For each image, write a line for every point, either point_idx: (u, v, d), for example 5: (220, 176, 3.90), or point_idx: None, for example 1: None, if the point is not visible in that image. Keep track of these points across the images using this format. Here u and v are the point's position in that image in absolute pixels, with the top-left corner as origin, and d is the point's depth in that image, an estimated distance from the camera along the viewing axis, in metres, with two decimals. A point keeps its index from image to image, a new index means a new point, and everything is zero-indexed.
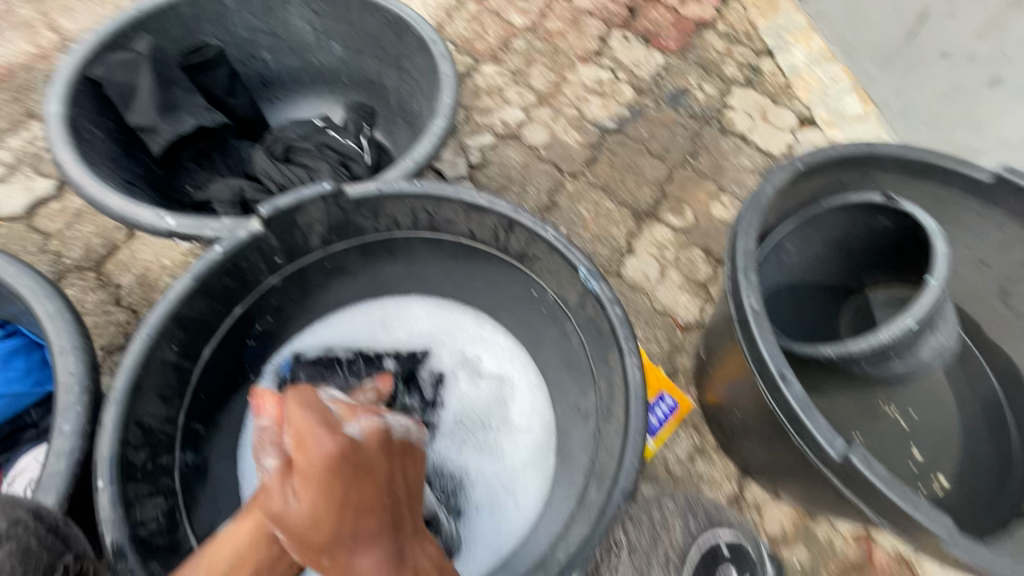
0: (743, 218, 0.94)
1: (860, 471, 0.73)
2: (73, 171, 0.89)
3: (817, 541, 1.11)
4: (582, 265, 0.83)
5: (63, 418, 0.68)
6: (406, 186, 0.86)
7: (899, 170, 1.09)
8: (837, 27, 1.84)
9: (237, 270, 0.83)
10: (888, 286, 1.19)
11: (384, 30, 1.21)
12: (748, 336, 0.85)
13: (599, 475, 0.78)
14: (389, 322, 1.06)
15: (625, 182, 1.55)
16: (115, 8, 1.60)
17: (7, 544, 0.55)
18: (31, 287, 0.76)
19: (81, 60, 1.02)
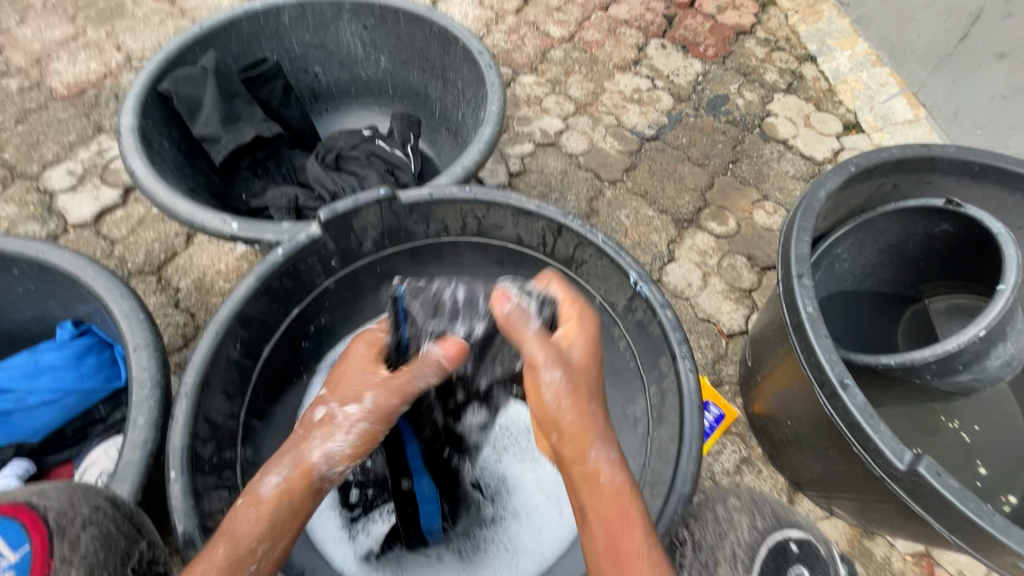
0: (795, 222, 0.92)
1: (929, 483, 0.69)
2: (146, 179, 0.94)
3: (873, 559, 1.07)
4: (631, 269, 0.83)
5: (138, 411, 0.71)
6: (457, 192, 0.89)
7: (958, 174, 1.06)
8: (882, 31, 1.81)
9: (297, 272, 0.86)
10: (948, 294, 1.15)
11: (431, 42, 1.24)
12: (802, 341, 0.83)
13: (651, 481, 0.77)
14: None
15: (665, 189, 1.54)
16: (176, 28, 1.70)
17: (90, 528, 0.58)
18: (108, 287, 0.80)
19: (152, 76, 1.08)
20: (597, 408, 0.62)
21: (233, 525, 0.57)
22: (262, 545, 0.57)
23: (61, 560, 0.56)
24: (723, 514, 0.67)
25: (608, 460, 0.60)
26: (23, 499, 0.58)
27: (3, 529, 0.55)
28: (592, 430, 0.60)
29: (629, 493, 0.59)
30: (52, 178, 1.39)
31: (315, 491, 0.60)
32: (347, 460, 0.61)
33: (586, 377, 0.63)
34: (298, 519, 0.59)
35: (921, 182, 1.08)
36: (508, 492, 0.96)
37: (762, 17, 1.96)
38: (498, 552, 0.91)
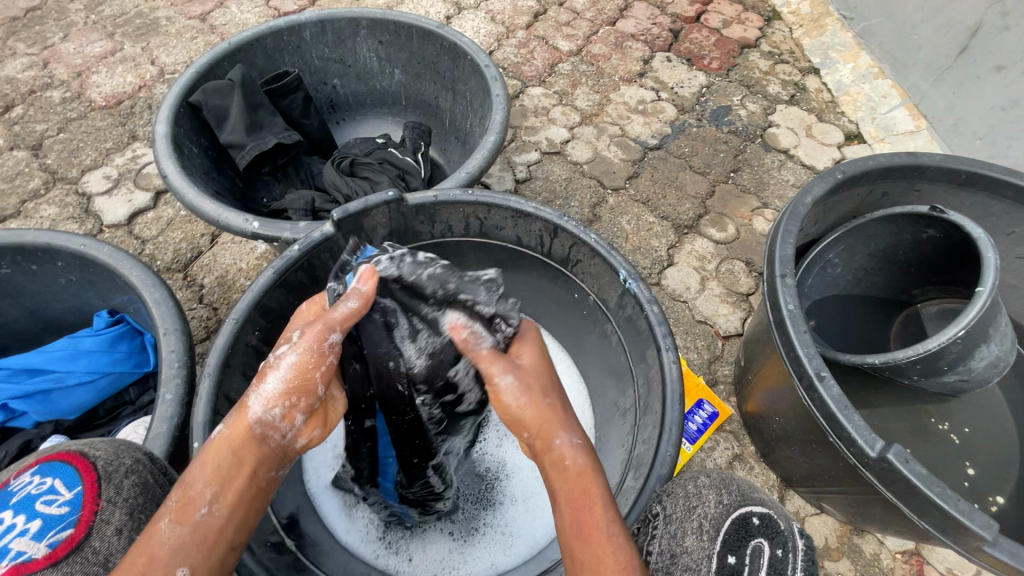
0: (781, 226, 0.97)
1: (898, 469, 0.73)
2: (177, 181, 1.02)
3: (862, 555, 1.09)
4: (621, 268, 0.89)
5: (166, 389, 0.79)
6: (460, 195, 0.96)
7: (945, 182, 1.09)
8: (884, 44, 1.85)
9: (311, 267, 0.93)
10: (939, 299, 1.16)
11: (442, 56, 1.32)
12: (784, 337, 0.87)
13: (636, 464, 0.82)
14: None
15: (667, 197, 1.59)
16: (206, 44, 1.82)
17: (132, 476, 0.68)
18: (141, 278, 0.89)
19: (184, 88, 1.17)
20: (554, 400, 0.67)
21: (184, 475, 0.61)
22: (210, 489, 0.59)
23: (108, 501, 0.65)
24: (694, 491, 0.70)
25: (571, 444, 0.64)
26: (76, 449, 0.69)
27: (61, 473, 0.66)
28: (553, 420, 0.65)
29: (591, 473, 0.62)
30: (90, 182, 1.50)
31: (254, 435, 0.62)
32: (278, 398, 0.62)
33: (541, 376, 0.70)
34: (243, 461, 0.61)
35: (911, 190, 1.11)
36: (506, 478, 1.02)
37: (766, 31, 2.01)
38: (494, 534, 0.96)
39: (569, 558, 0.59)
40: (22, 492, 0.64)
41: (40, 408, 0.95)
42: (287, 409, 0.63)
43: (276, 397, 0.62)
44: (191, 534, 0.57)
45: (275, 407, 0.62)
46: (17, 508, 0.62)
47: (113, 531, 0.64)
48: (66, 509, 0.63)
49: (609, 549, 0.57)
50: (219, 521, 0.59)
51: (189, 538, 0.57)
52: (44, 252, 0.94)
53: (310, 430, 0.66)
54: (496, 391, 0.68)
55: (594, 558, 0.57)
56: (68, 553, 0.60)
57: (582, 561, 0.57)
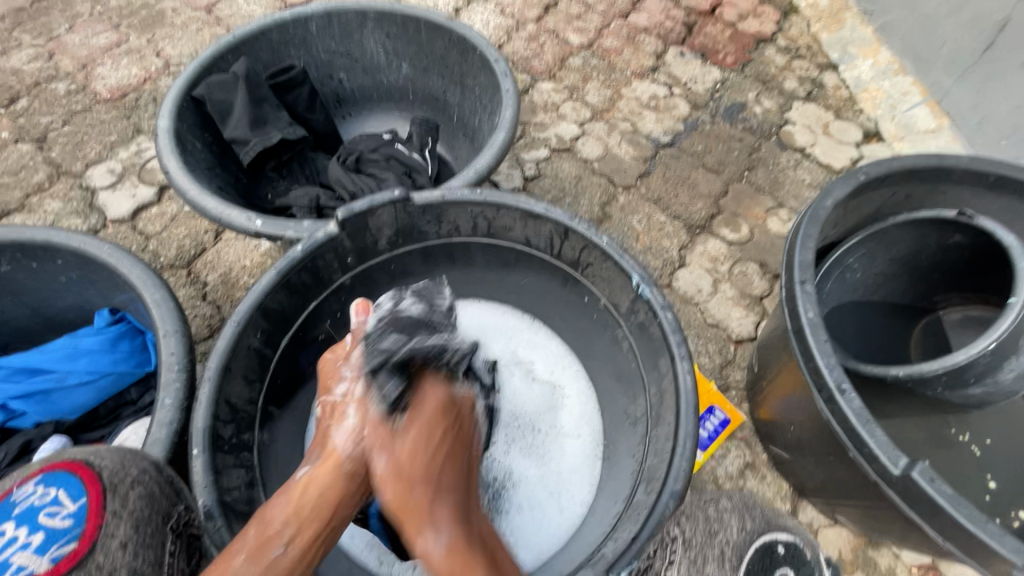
0: (800, 229, 0.93)
1: (922, 488, 0.72)
2: (179, 178, 1.00)
3: (877, 569, 1.06)
4: (634, 272, 0.86)
5: (166, 393, 0.77)
6: (468, 194, 0.93)
7: (972, 184, 1.04)
8: (906, 40, 1.79)
9: (315, 268, 0.91)
10: (964, 307, 1.14)
11: (450, 50, 1.29)
12: (802, 347, 0.85)
13: (647, 477, 0.80)
14: None
15: (679, 196, 1.55)
16: (212, 36, 1.79)
17: (137, 488, 0.67)
18: (141, 277, 0.86)
19: (188, 81, 1.15)
20: (423, 492, 0.68)
21: (264, 512, 0.69)
22: (288, 529, 0.67)
23: (113, 513, 0.64)
24: (716, 516, 0.75)
25: (435, 538, 0.65)
26: (81, 458, 0.68)
27: (65, 483, 0.65)
28: (414, 517, 0.67)
29: (463, 555, 0.64)
30: (93, 176, 1.48)
31: (339, 473, 0.72)
32: (352, 435, 0.74)
33: (417, 456, 0.71)
34: (324, 501, 0.70)
35: (936, 193, 1.07)
36: (513, 486, 0.98)
37: (783, 25, 1.96)
38: None
39: None
40: (25, 503, 0.62)
41: (40, 408, 0.94)
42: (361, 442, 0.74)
43: (354, 435, 0.74)
44: (264, 574, 0.64)
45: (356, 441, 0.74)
46: (20, 519, 0.61)
47: (118, 545, 0.62)
48: (70, 522, 0.62)
49: None
50: (290, 561, 0.66)
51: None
52: (45, 249, 0.92)
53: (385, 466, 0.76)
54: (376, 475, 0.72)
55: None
56: (70, 568, 0.59)
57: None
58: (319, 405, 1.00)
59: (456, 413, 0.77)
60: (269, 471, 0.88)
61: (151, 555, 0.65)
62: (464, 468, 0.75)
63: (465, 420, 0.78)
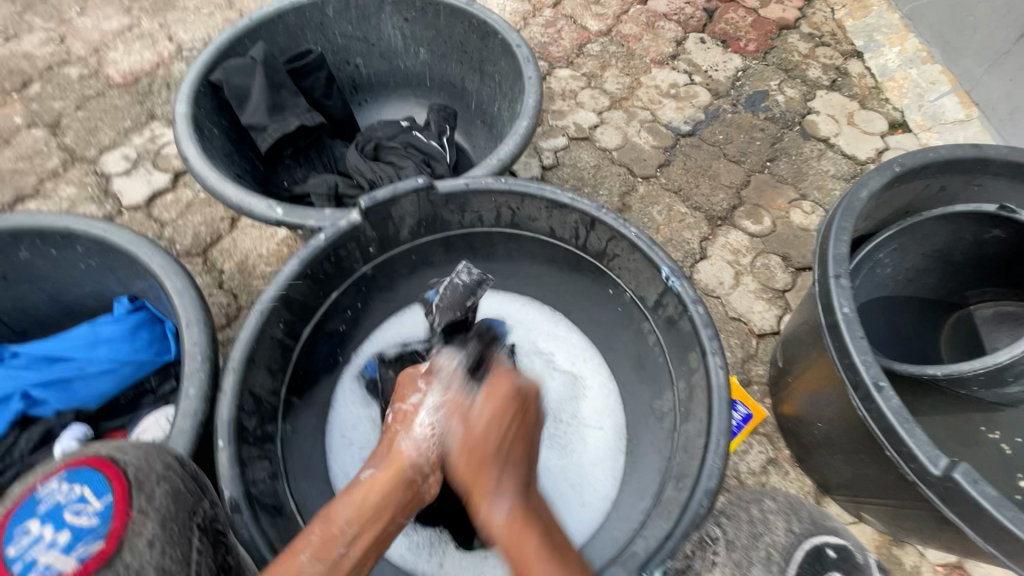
0: (834, 222, 0.90)
1: (965, 490, 0.70)
2: (198, 164, 0.98)
3: (902, 567, 1.05)
4: (664, 264, 0.84)
5: (190, 383, 0.76)
6: (493, 183, 0.91)
7: (1010, 177, 1.00)
8: (935, 27, 1.74)
9: (337, 258, 0.89)
10: (995, 302, 1.12)
11: (470, 35, 1.26)
12: (837, 342, 0.83)
13: (676, 475, 0.79)
14: None
15: (699, 186, 1.52)
16: (224, 20, 1.77)
17: (163, 484, 0.62)
18: (162, 265, 0.85)
19: (205, 65, 1.12)
20: (491, 466, 0.67)
21: (327, 510, 0.64)
22: (350, 530, 0.62)
23: (140, 511, 0.58)
24: (759, 516, 0.69)
25: (499, 511, 0.64)
26: (105, 451, 0.62)
27: (89, 479, 0.58)
28: (481, 488, 0.66)
29: (526, 537, 0.62)
30: (108, 162, 1.47)
31: (405, 478, 0.67)
32: (428, 437, 0.70)
33: (492, 435, 0.68)
34: (387, 507, 0.65)
35: (971, 184, 1.03)
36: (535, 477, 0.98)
37: (807, 11, 1.90)
38: None
39: None
40: (47, 500, 0.56)
41: (60, 396, 0.93)
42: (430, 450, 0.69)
43: (429, 438, 0.70)
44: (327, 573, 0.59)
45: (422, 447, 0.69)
46: (43, 516, 0.55)
47: (145, 544, 0.56)
48: (95, 520, 0.55)
49: None
50: (353, 563, 0.61)
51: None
52: (64, 236, 0.91)
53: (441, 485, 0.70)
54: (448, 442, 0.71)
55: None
56: (98, 570, 0.53)
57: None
58: (338, 396, 0.99)
59: (528, 398, 0.73)
60: (291, 463, 0.87)
61: (180, 554, 0.59)
62: (531, 447, 0.72)
63: (533, 406, 0.73)
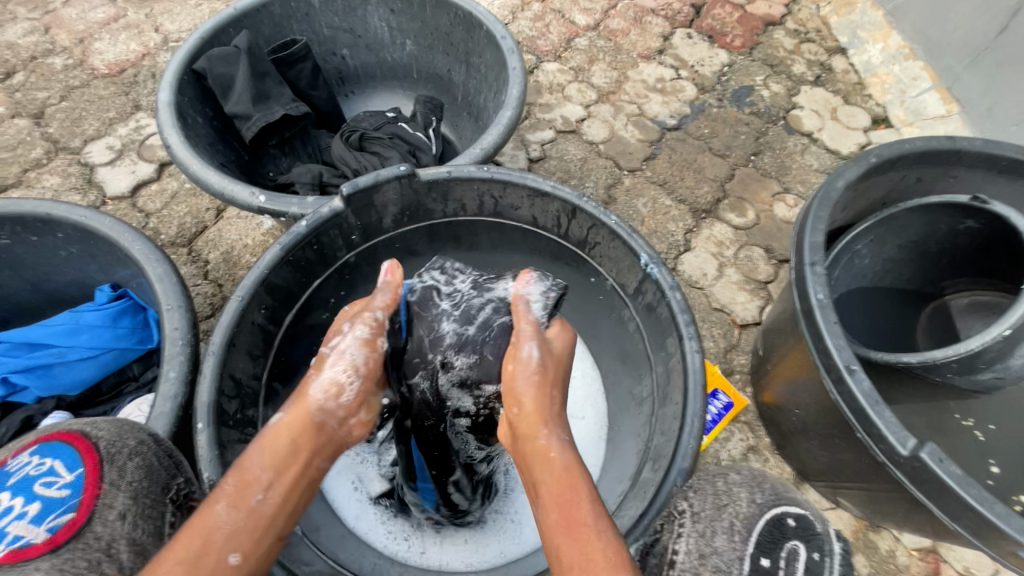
0: (811, 211, 0.92)
1: (931, 469, 0.72)
2: (181, 152, 0.98)
3: (877, 551, 1.07)
4: (643, 252, 0.85)
5: (170, 366, 0.77)
6: (475, 171, 0.92)
7: (984, 169, 1.03)
8: (918, 24, 1.77)
9: (320, 245, 0.90)
10: (970, 291, 1.13)
11: (456, 27, 1.27)
12: (812, 328, 0.85)
13: (653, 457, 0.81)
14: None
15: (684, 179, 1.54)
16: (210, 11, 1.76)
17: (136, 459, 0.67)
18: (143, 251, 0.85)
19: (188, 53, 1.12)
20: (555, 397, 0.67)
21: (240, 460, 0.62)
22: (265, 475, 0.61)
23: (110, 484, 0.63)
24: (723, 488, 0.69)
25: (559, 439, 0.63)
26: (78, 429, 0.67)
27: (61, 454, 0.65)
28: (546, 414, 0.65)
29: (579, 471, 0.61)
30: (92, 153, 1.46)
31: (314, 422, 0.66)
32: (341, 380, 0.68)
33: (559, 372, 0.70)
34: (301, 449, 0.64)
35: (945, 176, 1.06)
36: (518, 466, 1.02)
37: (792, 7, 1.92)
38: (503, 523, 0.95)
39: (554, 553, 0.56)
40: (20, 473, 0.62)
41: (41, 382, 0.93)
42: (342, 393, 0.68)
43: (341, 384, 0.68)
44: (245, 520, 0.58)
45: (331, 393, 0.67)
46: (15, 490, 0.61)
47: (116, 516, 0.62)
48: (67, 492, 0.61)
49: (598, 542, 0.55)
50: (273, 509, 0.60)
51: (242, 524, 0.58)
52: (44, 222, 0.91)
53: (364, 425, 0.71)
54: (517, 359, 0.68)
55: (580, 555, 0.54)
56: (68, 538, 0.59)
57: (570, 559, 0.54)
58: None
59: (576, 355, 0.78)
60: None
61: (151, 526, 0.65)
62: None
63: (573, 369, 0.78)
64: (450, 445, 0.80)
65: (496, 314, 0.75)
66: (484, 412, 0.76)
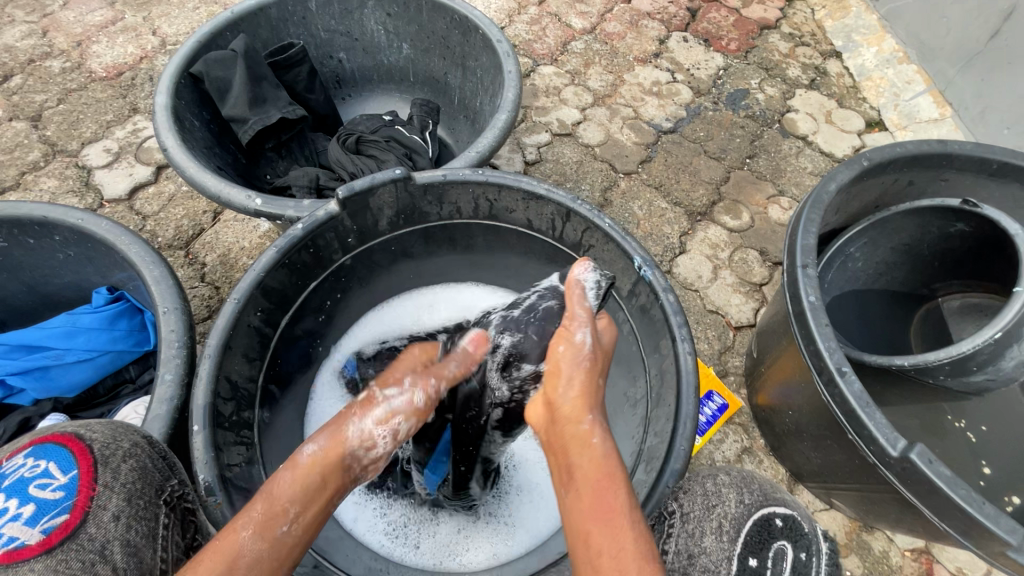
0: (803, 214, 0.93)
1: (920, 470, 0.73)
2: (177, 155, 0.99)
3: (871, 552, 1.08)
4: (636, 255, 0.86)
5: (166, 369, 0.77)
6: (470, 174, 0.92)
7: (974, 172, 1.04)
8: (911, 28, 1.78)
9: (316, 247, 0.90)
10: (962, 293, 1.14)
11: (452, 30, 1.27)
12: (804, 331, 0.86)
13: (647, 458, 0.81)
14: (433, 305, 1.10)
15: (680, 181, 1.55)
16: (208, 15, 1.77)
17: (129, 461, 0.67)
18: (139, 254, 0.86)
19: (185, 57, 1.13)
20: (596, 387, 0.68)
21: (269, 487, 0.62)
22: (292, 509, 0.61)
23: (104, 485, 0.64)
24: (712, 489, 0.71)
25: (602, 428, 0.65)
26: (72, 431, 0.68)
27: (55, 455, 0.65)
28: (593, 401, 0.67)
29: (618, 463, 0.62)
30: (89, 155, 1.46)
31: (343, 464, 0.65)
32: (381, 431, 0.67)
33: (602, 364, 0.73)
34: (329, 486, 0.63)
35: (937, 179, 1.06)
36: (513, 467, 1.02)
37: (787, 11, 1.94)
38: (498, 524, 0.96)
39: (586, 541, 0.57)
40: (15, 475, 0.63)
41: (38, 385, 0.94)
42: (378, 444, 0.67)
43: (381, 437, 0.67)
44: (268, 550, 0.58)
45: (367, 446, 0.66)
46: (10, 492, 0.61)
47: (109, 517, 0.63)
48: (61, 494, 0.62)
49: (631, 536, 0.57)
50: (294, 540, 0.60)
51: (266, 553, 0.58)
52: (41, 225, 0.91)
53: (377, 470, 0.70)
54: (568, 341, 0.71)
55: (614, 543, 0.56)
56: (62, 539, 0.59)
57: (603, 545, 0.57)
58: (318, 387, 1.01)
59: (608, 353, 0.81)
60: (268, 450, 0.88)
61: (145, 527, 0.65)
62: None
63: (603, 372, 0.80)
64: (479, 441, 0.84)
65: (542, 300, 0.82)
66: (517, 400, 0.78)
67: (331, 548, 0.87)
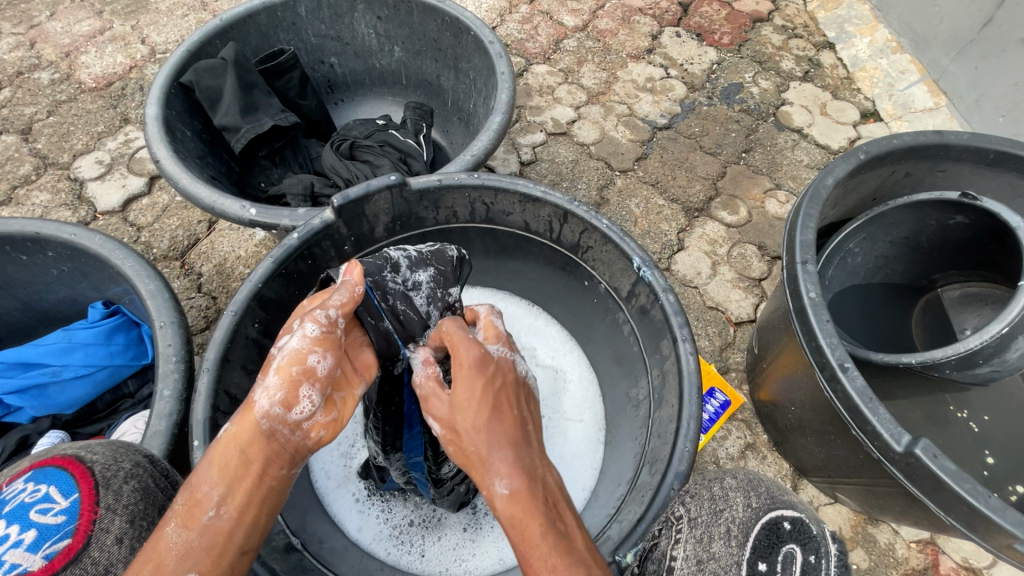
0: (801, 209, 0.92)
1: (925, 465, 0.73)
2: (170, 166, 0.98)
3: (876, 545, 1.08)
4: (635, 255, 0.85)
5: (164, 385, 0.77)
6: (465, 178, 0.92)
7: (971, 162, 1.03)
8: (904, 17, 1.77)
9: (312, 256, 0.90)
10: (962, 282, 1.13)
11: (443, 32, 1.26)
12: (805, 326, 0.86)
13: (651, 460, 0.81)
14: None
15: (676, 178, 1.54)
16: (197, 22, 1.76)
17: (132, 482, 0.67)
18: (135, 268, 0.85)
19: (175, 67, 1.12)
20: (478, 443, 0.60)
21: (191, 477, 0.58)
22: (217, 490, 0.56)
23: (107, 508, 0.63)
24: (720, 493, 0.67)
25: (495, 493, 0.58)
26: (71, 454, 0.67)
27: (56, 478, 0.64)
28: (477, 471, 0.60)
29: (524, 521, 0.56)
30: (81, 167, 1.45)
31: (262, 432, 0.58)
32: (277, 386, 0.58)
33: (462, 417, 0.61)
34: (252, 462, 0.57)
35: (934, 170, 1.06)
36: None
37: (779, 4, 1.93)
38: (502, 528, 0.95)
39: None
40: (15, 501, 0.60)
41: (36, 403, 0.93)
42: (286, 398, 0.58)
43: (286, 391, 0.58)
44: (199, 538, 0.54)
45: (279, 401, 0.58)
46: (10, 518, 0.59)
47: (113, 539, 0.62)
48: (62, 518, 0.60)
49: None
50: (228, 524, 0.55)
51: (195, 543, 0.54)
52: (34, 242, 0.90)
53: (326, 426, 0.61)
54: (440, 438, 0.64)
55: None
56: (66, 564, 0.57)
57: None
58: None
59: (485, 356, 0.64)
60: None
61: None
62: (524, 415, 0.64)
63: (508, 380, 0.65)
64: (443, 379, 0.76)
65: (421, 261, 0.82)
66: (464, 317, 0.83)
67: (338, 560, 0.87)
